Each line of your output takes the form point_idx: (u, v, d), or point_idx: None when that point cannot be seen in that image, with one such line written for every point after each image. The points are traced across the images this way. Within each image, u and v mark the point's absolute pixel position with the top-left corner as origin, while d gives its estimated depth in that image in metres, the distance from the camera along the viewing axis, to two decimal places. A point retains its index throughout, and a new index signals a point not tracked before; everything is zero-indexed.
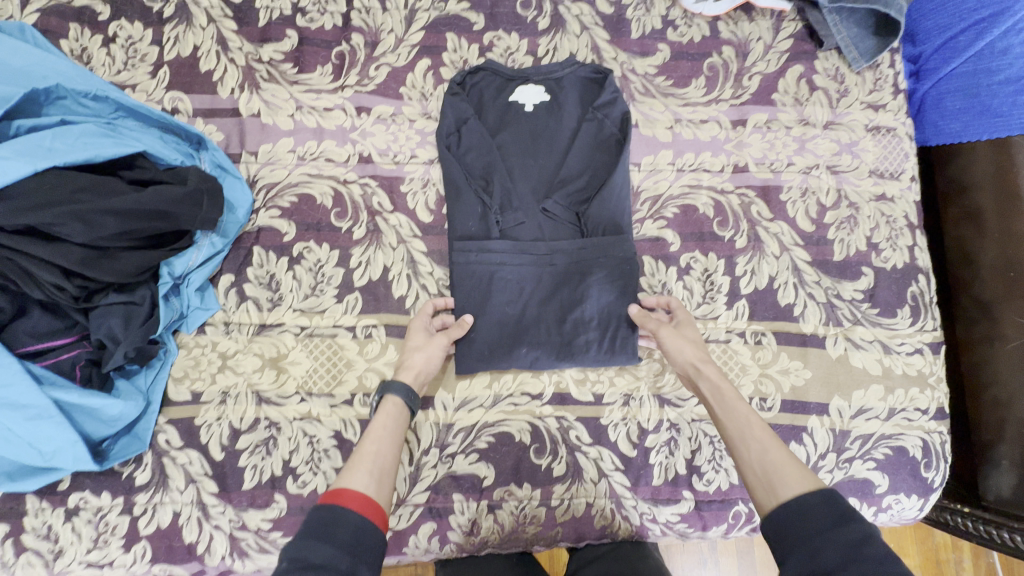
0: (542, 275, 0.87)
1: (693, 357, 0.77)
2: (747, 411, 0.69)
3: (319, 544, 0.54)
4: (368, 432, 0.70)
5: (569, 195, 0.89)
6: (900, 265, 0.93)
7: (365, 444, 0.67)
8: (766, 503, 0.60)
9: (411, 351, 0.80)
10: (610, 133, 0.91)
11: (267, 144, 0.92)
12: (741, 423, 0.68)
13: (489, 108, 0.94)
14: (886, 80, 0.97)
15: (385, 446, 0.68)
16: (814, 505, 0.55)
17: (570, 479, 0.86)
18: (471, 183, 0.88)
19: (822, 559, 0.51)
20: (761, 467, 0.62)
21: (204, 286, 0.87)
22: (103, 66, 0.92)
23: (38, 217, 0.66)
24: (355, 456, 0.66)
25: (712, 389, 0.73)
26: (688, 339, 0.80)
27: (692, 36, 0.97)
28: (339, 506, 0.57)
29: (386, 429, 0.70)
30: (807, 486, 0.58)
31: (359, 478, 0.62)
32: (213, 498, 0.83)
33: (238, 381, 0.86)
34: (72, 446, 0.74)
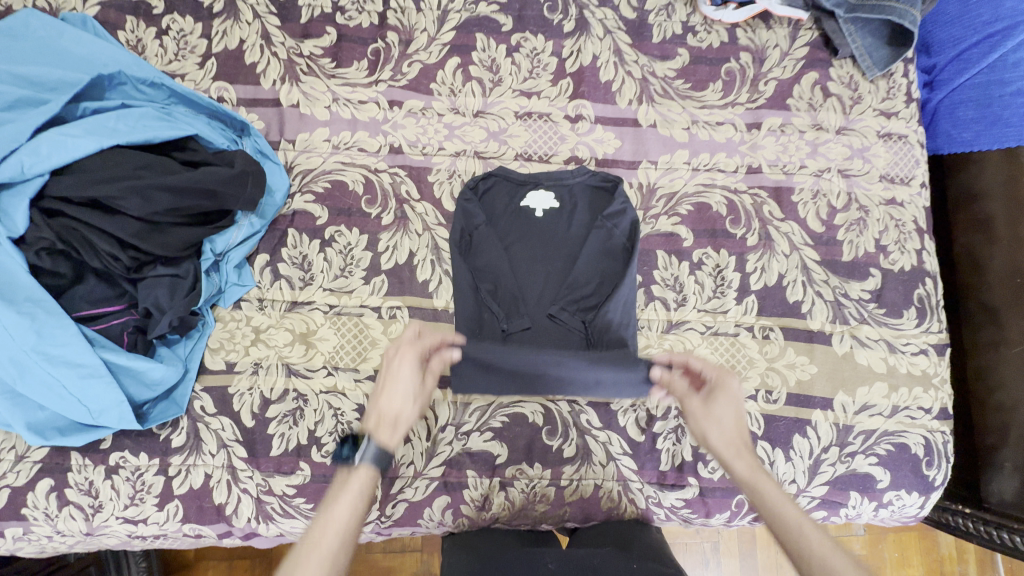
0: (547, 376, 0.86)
1: (720, 441, 0.71)
2: (798, 517, 0.61)
3: None
4: (322, 524, 0.59)
5: (577, 301, 0.90)
6: (908, 268, 0.95)
7: (314, 532, 0.58)
8: None
9: (403, 401, 0.68)
10: (619, 244, 0.92)
11: (305, 132, 0.97)
12: (788, 531, 0.60)
13: (498, 216, 0.96)
14: (899, 88, 1.00)
15: (340, 536, 0.59)
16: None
17: (579, 461, 0.90)
18: (482, 294, 0.91)
19: None
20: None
21: (242, 263, 0.93)
22: (156, 56, 0.99)
23: (104, 191, 0.74)
24: (301, 545, 0.57)
25: (748, 485, 0.66)
26: (717, 416, 0.72)
27: (711, 41, 1.01)
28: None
29: (347, 514, 0.60)
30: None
31: None
32: (243, 463, 0.88)
33: (270, 353, 0.91)
34: (118, 407, 0.80)
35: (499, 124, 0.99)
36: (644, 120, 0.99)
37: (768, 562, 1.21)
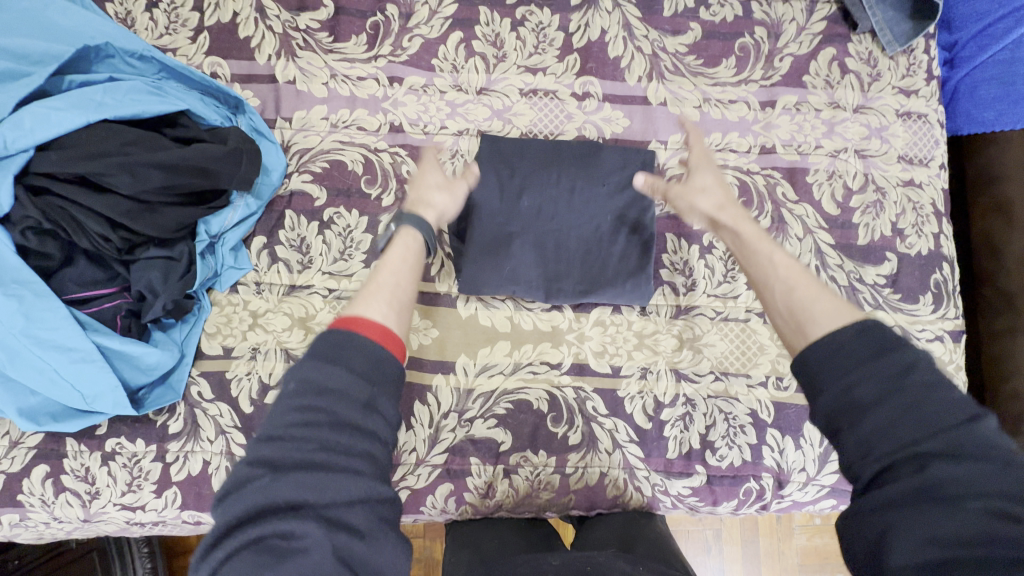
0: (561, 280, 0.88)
1: (706, 204, 0.77)
2: (771, 250, 0.68)
3: (330, 367, 0.51)
4: (384, 262, 0.69)
5: (591, 247, 0.89)
6: (925, 252, 0.92)
7: (379, 276, 0.67)
8: (794, 340, 0.58)
9: (432, 189, 0.80)
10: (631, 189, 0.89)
11: (302, 110, 0.94)
12: (763, 264, 0.67)
13: (502, 168, 0.89)
14: (920, 65, 0.96)
15: (402, 278, 0.67)
16: (855, 337, 0.51)
17: (585, 448, 0.89)
18: (486, 244, 0.88)
19: (861, 394, 0.48)
20: (790, 306, 0.61)
21: (238, 246, 0.90)
22: (146, 30, 0.95)
23: (91, 168, 0.71)
24: (369, 286, 0.65)
25: (730, 231, 0.74)
26: (702, 182, 0.78)
27: (725, 15, 0.97)
28: (356, 334, 0.54)
29: (404, 264, 0.69)
30: (842, 321, 0.55)
31: (374, 309, 0.60)
32: (242, 450, 0.87)
33: (268, 339, 0.89)
34: (112, 392, 0.78)
35: (503, 102, 0.95)
36: (654, 97, 0.95)
37: (771, 550, 1.20)
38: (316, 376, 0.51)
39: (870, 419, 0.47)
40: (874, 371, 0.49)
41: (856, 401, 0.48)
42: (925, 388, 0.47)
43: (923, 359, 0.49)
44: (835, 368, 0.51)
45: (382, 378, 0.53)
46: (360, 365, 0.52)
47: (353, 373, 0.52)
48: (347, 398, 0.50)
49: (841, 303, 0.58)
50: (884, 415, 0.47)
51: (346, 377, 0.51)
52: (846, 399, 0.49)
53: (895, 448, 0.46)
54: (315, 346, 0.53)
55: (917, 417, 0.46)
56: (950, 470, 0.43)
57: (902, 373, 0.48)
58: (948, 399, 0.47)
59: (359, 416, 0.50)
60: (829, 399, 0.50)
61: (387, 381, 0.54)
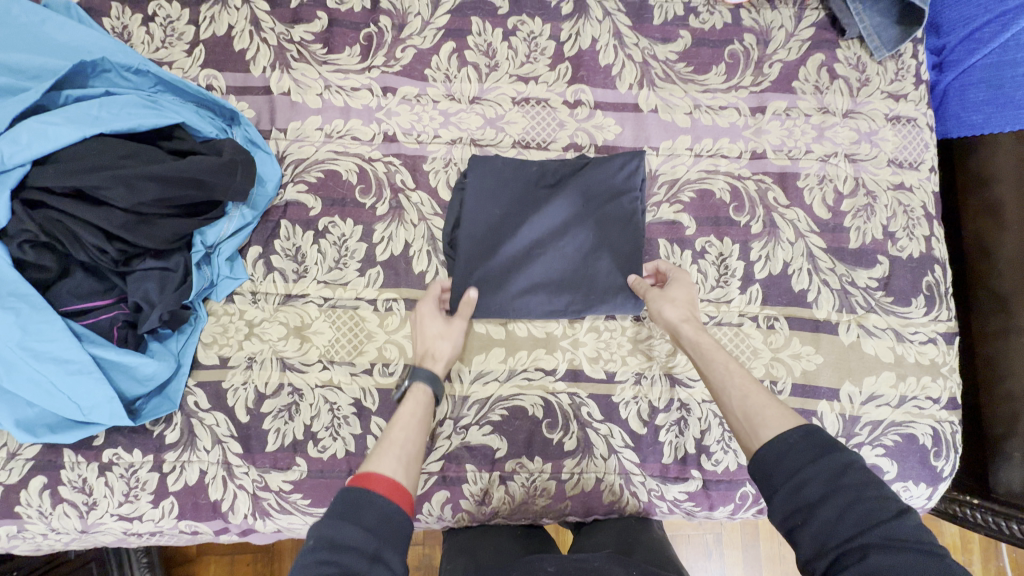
0: (549, 295, 0.89)
1: (676, 317, 0.82)
2: (727, 361, 0.76)
3: (346, 524, 0.58)
4: (396, 419, 0.75)
5: (581, 266, 0.90)
6: (916, 255, 0.93)
7: (393, 432, 0.72)
8: (748, 440, 0.67)
9: (434, 339, 0.83)
10: (621, 201, 0.90)
11: (296, 121, 0.95)
12: (721, 373, 0.75)
13: (494, 184, 0.91)
14: (908, 70, 0.96)
15: (412, 432, 0.73)
16: (798, 442, 0.61)
17: (580, 454, 0.89)
18: (478, 264, 0.89)
19: (808, 493, 0.57)
20: (744, 412, 0.69)
21: (234, 256, 0.91)
22: (142, 43, 0.96)
23: (86, 181, 0.72)
24: (383, 442, 0.71)
25: (693, 344, 0.79)
26: (674, 296, 0.84)
27: (714, 23, 0.98)
28: (371, 493, 0.61)
29: (414, 418, 0.75)
30: (787, 427, 0.64)
31: (386, 464, 0.67)
32: (238, 459, 0.87)
33: (264, 348, 0.89)
34: (109, 403, 0.78)
35: (496, 111, 0.96)
36: (645, 104, 0.96)
37: (771, 554, 1.20)
38: (333, 532, 0.57)
39: (818, 517, 0.56)
40: (816, 472, 0.58)
41: (804, 500, 0.58)
42: (858, 487, 0.56)
43: (857, 461, 0.59)
44: (782, 472, 0.60)
45: (391, 535, 0.59)
46: (372, 524, 0.59)
47: (366, 531, 0.58)
48: (358, 549, 0.56)
49: (786, 411, 0.67)
50: (827, 513, 0.56)
51: (359, 533, 0.57)
52: (796, 500, 0.58)
53: (838, 541, 0.55)
54: (333, 507, 0.60)
55: (854, 514, 0.55)
56: (882, 560, 0.52)
57: (838, 475, 0.57)
58: (881, 496, 0.56)
59: (367, 566, 0.55)
60: (781, 501, 0.59)
61: (395, 538, 0.59)
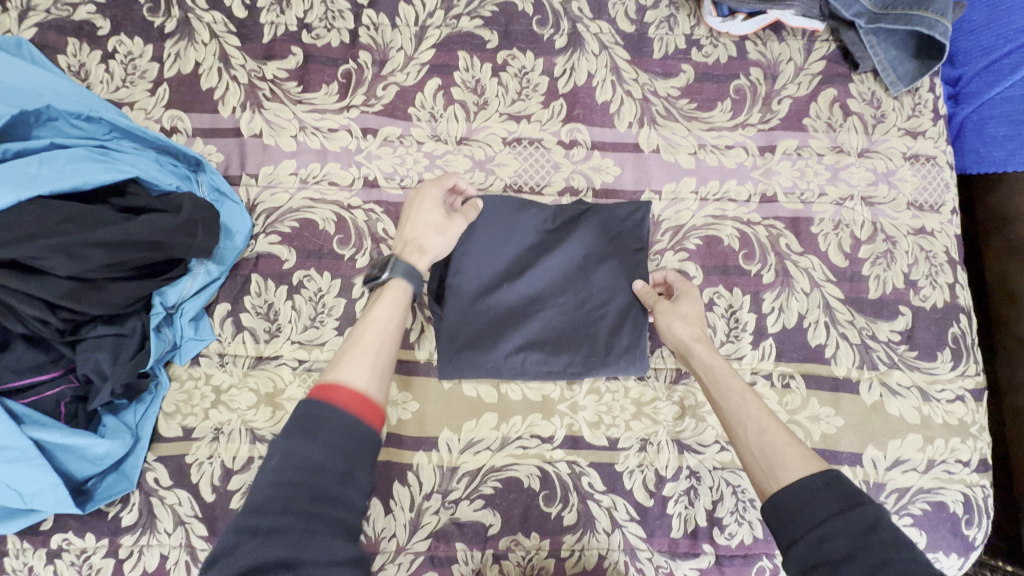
0: (546, 356, 0.82)
1: (685, 335, 0.76)
2: (742, 390, 0.71)
3: (309, 442, 0.54)
4: (368, 319, 0.69)
5: (580, 323, 0.83)
6: (941, 304, 0.86)
7: (365, 334, 0.68)
8: (766, 486, 0.61)
9: (427, 229, 0.77)
10: (626, 252, 0.84)
11: (269, 166, 0.87)
12: (737, 404, 0.69)
13: (488, 233, 0.84)
14: (925, 105, 0.90)
15: (385, 339, 0.68)
16: (818, 491, 0.56)
17: (581, 529, 0.81)
18: (471, 321, 0.82)
19: (830, 547, 0.52)
20: (761, 449, 0.64)
21: (199, 315, 0.83)
22: (102, 83, 0.88)
23: (22, 252, 0.64)
24: (355, 347, 0.66)
25: (704, 366, 0.74)
26: (683, 314, 0.78)
27: (718, 56, 0.91)
28: (335, 405, 0.57)
29: (390, 321, 0.70)
30: (809, 472, 0.59)
31: (356, 374, 0.62)
32: (202, 543, 0.78)
33: (232, 418, 0.81)
34: (53, 489, 0.70)
35: (485, 152, 0.89)
36: (646, 144, 0.89)
37: None
38: (295, 453, 0.53)
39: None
40: (840, 526, 0.52)
41: (827, 556, 0.51)
42: (889, 548, 0.50)
43: (886, 518, 0.53)
44: (801, 520, 0.55)
45: (360, 454, 0.55)
46: (335, 437, 0.55)
47: (329, 446, 0.54)
48: (326, 472, 0.52)
49: (808, 452, 0.62)
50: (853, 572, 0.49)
51: (324, 452, 0.53)
52: (817, 554, 0.52)
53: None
54: (296, 418, 0.56)
55: None
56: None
57: (865, 531, 0.51)
58: (913, 560, 0.49)
59: (336, 487, 0.52)
60: (799, 551, 0.53)
61: (363, 450, 0.55)
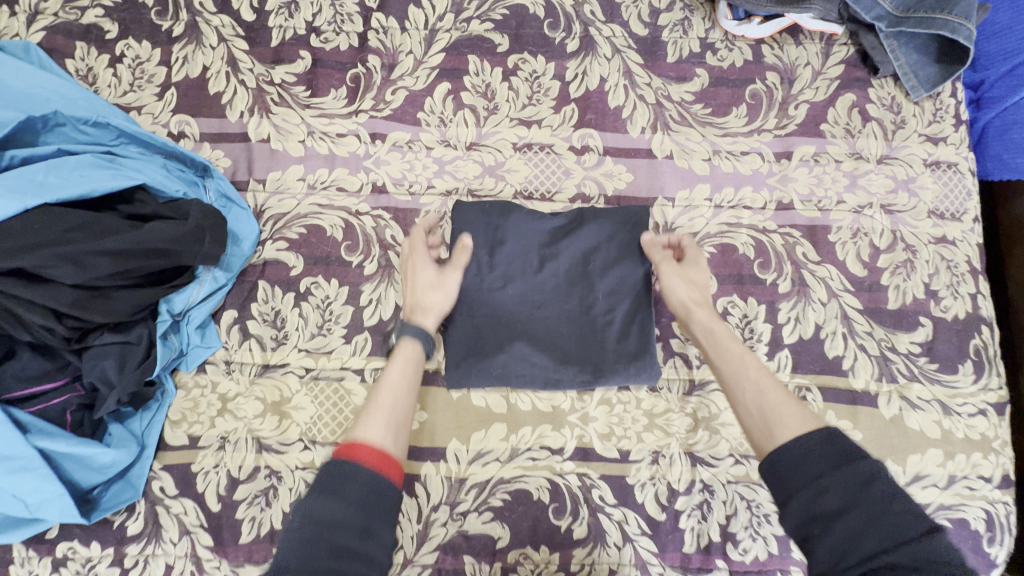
0: (552, 361, 0.80)
1: (687, 297, 0.77)
2: (742, 352, 0.71)
3: (332, 501, 0.55)
4: (384, 379, 0.71)
5: (588, 329, 0.81)
6: (962, 316, 0.84)
7: (381, 392, 0.70)
8: (763, 444, 0.61)
9: (426, 290, 0.77)
10: (632, 257, 0.82)
11: (276, 171, 0.86)
12: (735, 365, 0.69)
13: (492, 237, 0.82)
14: (947, 110, 0.88)
15: (400, 396, 0.70)
16: (815, 446, 0.55)
17: (592, 542, 0.79)
18: (475, 327, 0.80)
19: (826, 501, 0.52)
20: (758, 408, 0.64)
21: (206, 322, 0.82)
22: (109, 87, 0.88)
23: (29, 261, 0.63)
24: (371, 406, 0.68)
25: (704, 328, 0.74)
26: (689, 279, 0.79)
27: (733, 60, 0.89)
28: (356, 462, 0.59)
29: (403, 377, 0.72)
30: (804, 428, 0.59)
31: (374, 432, 0.64)
32: (208, 553, 0.76)
33: (238, 427, 0.80)
34: (59, 499, 0.69)
35: (495, 158, 0.87)
36: (659, 150, 0.88)
37: None
38: (319, 510, 0.54)
39: (837, 528, 0.50)
40: (838, 481, 0.52)
41: (823, 510, 0.52)
42: (883, 500, 0.50)
43: (886, 472, 0.53)
44: (800, 475, 0.55)
45: (378, 506, 0.57)
46: (357, 496, 0.56)
47: (354, 504, 0.56)
48: (348, 527, 0.54)
49: (806, 411, 0.62)
50: (848, 526, 0.50)
51: (347, 510, 0.55)
52: (813, 508, 0.52)
53: (860, 558, 0.49)
54: (317, 480, 0.58)
55: (878, 529, 0.49)
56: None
57: (861, 484, 0.51)
58: (907, 510, 0.50)
59: (357, 543, 0.54)
60: (795, 507, 0.53)
61: (383, 507, 0.57)
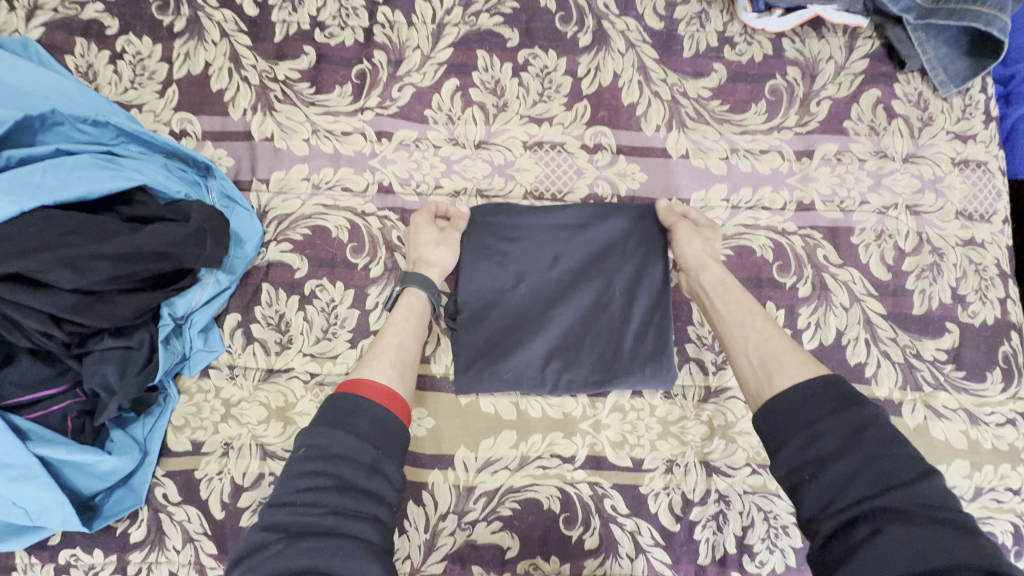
0: (565, 362, 0.77)
1: (698, 254, 0.75)
2: (750, 305, 0.70)
3: (337, 432, 0.57)
4: (390, 323, 0.74)
5: (603, 328, 0.78)
6: (991, 321, 0.80)
7: (387, 335, 0.72)
8: (761, 392, 0.62)
9: (427, 246, 0.78)
10: (648, 255, 0.79)
11: (280, 170, 0.84)
12: (739, 317, 0.70)
13: (503, 234, 0.80)
14: (976, 107, 0.84)
15: (405, 340, 0.72)
16: (815, 394, 0.56)
17: (603, 553, 0.77)
18: (486, 328, 0.78)
19: (819, 446, 0.53)
20: (759, 358, 0.64)
21: (209, 326, 0.80)
22: (110, 84, 0.86)
23: (25, 266, 0.61)
24: (378, 348, 0.70)
25: (715, 283, 0.73)
26: (702, 238, 0.76)
27: (753, 54, 0.86)
28: (361, 398, 0.61)
29: (408, 322, 0.74)
30: (803, 375, 0.59)
31: (380, 371, 0.66)
32: (212, 561, 0.75)
33: (242, 433, 0.78)
34: (60, 506, 0.68)
35: (505, 157, 0.85)
36: (674, 149, 0.84)
37: None
38: (323, 441, 0.57)
39: (832, 472, 0.51)
40: (832, 426, 0.53)
41: (817, 454, 0.53)
42: (881, 443, 0.51)
43: (883, 418, 0.53)
44: (795, 419, 0.55)
45: (385, 442, 0.59)
46: (362, 429, 0.58)
47: (359, 437, 0.58)
48: (353, 460, 0.56)
49: (808, 359, 0.62)
50: (844, 471, 0.51)
51: (356, 443, 0.57)
52: (807, 454, 0.53)
53: (852, 502, 0.49)
54: (323, 412, 0.60)
55: (874, 470, 0.50)
56: (903, 528, 0.46)
57: (855, 431, 0.52)
58: (902, 453, 0.51)
59: (362, 476, 0.55)
60: (789, 452, 0.54)
61: (389, 444, 0.59)
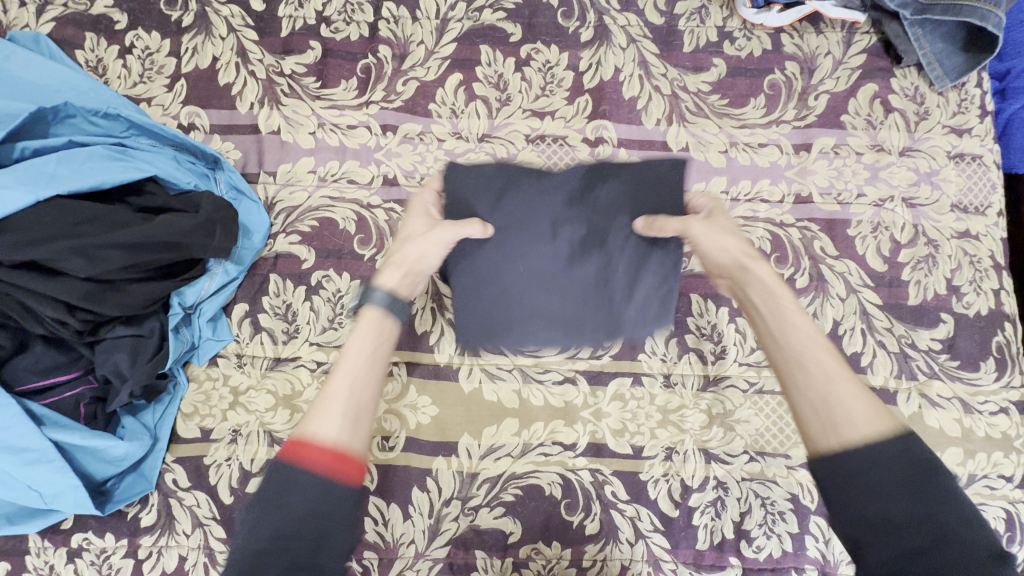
0: (568, 330, 0.80)
1: (735, 257, 0.67)
2: (806, 326, 0.59)
3: (275, 516, 0.47)
4: (343, 356, 0.60)
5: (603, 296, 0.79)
6: (985, 312, 0.82)
7: (338, 372, 0.59)
8: (820, 442, 0.51)
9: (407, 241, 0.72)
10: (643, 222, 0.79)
11: (287, 163, 0.86)
12: (797, 341, 0.58)
13: (495, 208, 0.79)
14: (971, 101, 0.86)
15: (362, 376, 0.59)
16: (890, 456, 0.47)
17: (604, 539, 0.78)
18: (484, 303, 0.79)
19: (893, 512, 0.45)
20: (821, 399, 0.53)
21: (217, 316, 0.81)
22: (119, 78, 0.87)
23: (40, 254, 0.63)
24: (328, 391, 0.58)
25: (763, 292, 0.63)
26: (725, 234, 0.70)
27: (752, 49, 0.87)
28: (303, 471, 0.50)
29: (365, 352, 0.61)
30: (878, 433, 0.49)
31: (327, 426, 0.54)
32: (221, 544, 0.76)
33: (250, 420, 0.79)
34: (73, 491, 0.69)
35: (508, 150, 0.86)
36: (674, 142, 0.86)
37: None
38: (262, 529, 0.47)
39: (897, 536, 0.44)
40: (905, 493, 0.45)
41: (884, 518, 0.45)
42: (956, 520, 0.44)
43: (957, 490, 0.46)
44: (864, 482, 0.47)
45: (329, 523, 0.48)
46: (301, 511, 0.48)
47: (298, 522, 0.47)
48: (293, 551, 0.46)
49: (880, 407, 0.51)
50: (911, 536, 0.44)
51: (288, 530, 0.47)
52: (876, 515, 0.45)
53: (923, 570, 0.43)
54: (259, 489, 0.49)
55: (946, 546, 0.43)
56: None
57: (931, 508, 0.44)
58: (978, 531, 0.44)
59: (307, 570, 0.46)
60: (850, 511, 0.47)
61: (339, 524, 0.48)
